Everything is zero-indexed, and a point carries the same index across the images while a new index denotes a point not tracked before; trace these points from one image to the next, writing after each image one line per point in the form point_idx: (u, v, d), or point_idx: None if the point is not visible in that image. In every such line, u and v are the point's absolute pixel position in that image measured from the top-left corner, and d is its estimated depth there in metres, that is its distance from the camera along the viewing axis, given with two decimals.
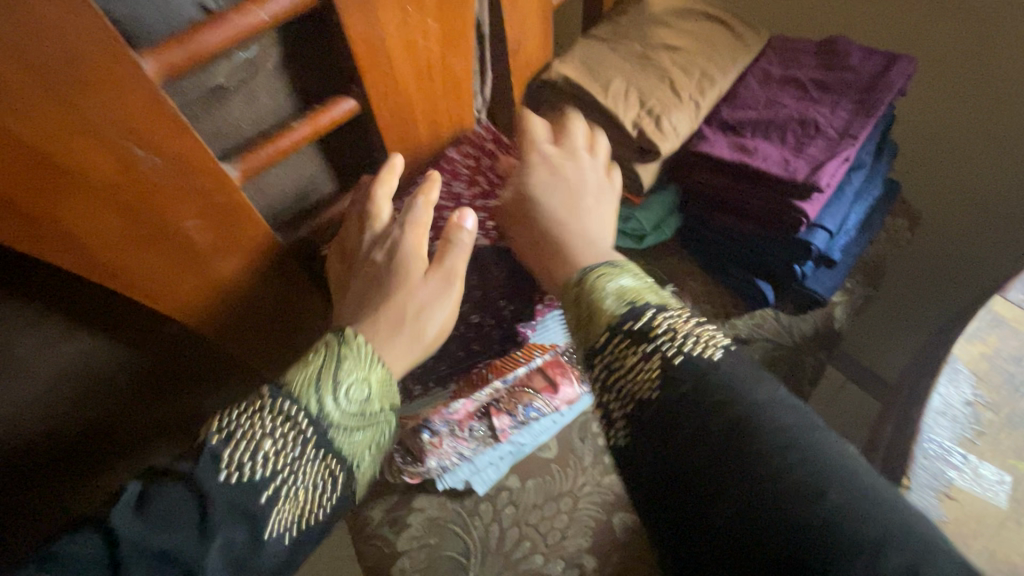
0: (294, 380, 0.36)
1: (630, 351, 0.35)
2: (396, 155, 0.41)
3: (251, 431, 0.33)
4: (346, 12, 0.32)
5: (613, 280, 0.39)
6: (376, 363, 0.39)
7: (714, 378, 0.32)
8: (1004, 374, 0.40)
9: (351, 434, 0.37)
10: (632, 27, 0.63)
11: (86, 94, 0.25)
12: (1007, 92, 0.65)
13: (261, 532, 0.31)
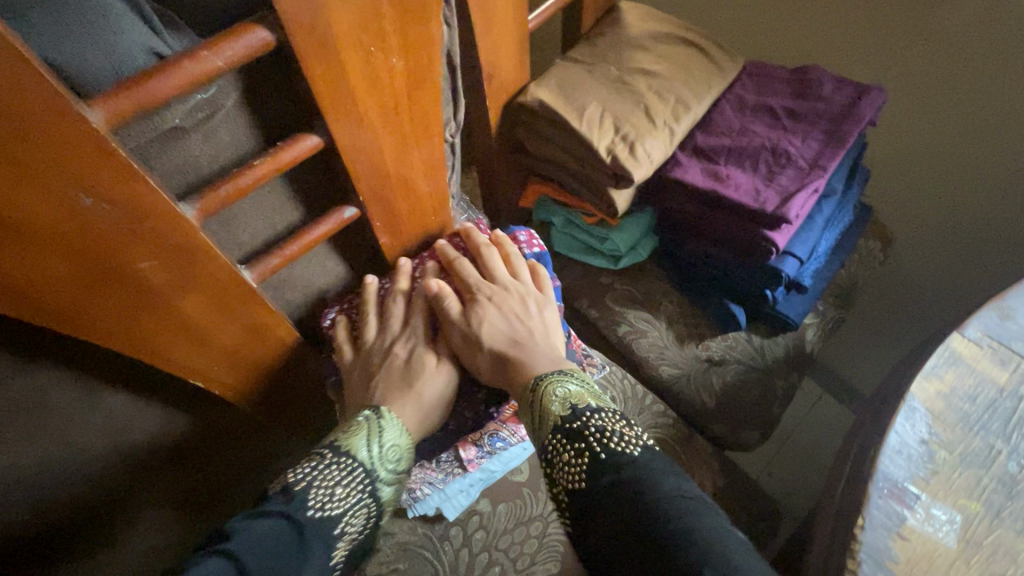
0: (350, 439, 0.44)
1: (560, 447, 0.42)
2: (349, 207, 0.43)
3: (331, 478, 0.42)
4: (306, 54, 0.31)
5: (559, 382, 0.44)
6: (405, 426, 0.47)
7: (631, 472, 0.39)
8: (959, 413, 0.40)
9: (388, 486, 0.45)
10: (609, 49, 0.63)
11: (28, 147, 0.25)
12: (975, 120, 0.67)
13: (330, 558, 0.40)
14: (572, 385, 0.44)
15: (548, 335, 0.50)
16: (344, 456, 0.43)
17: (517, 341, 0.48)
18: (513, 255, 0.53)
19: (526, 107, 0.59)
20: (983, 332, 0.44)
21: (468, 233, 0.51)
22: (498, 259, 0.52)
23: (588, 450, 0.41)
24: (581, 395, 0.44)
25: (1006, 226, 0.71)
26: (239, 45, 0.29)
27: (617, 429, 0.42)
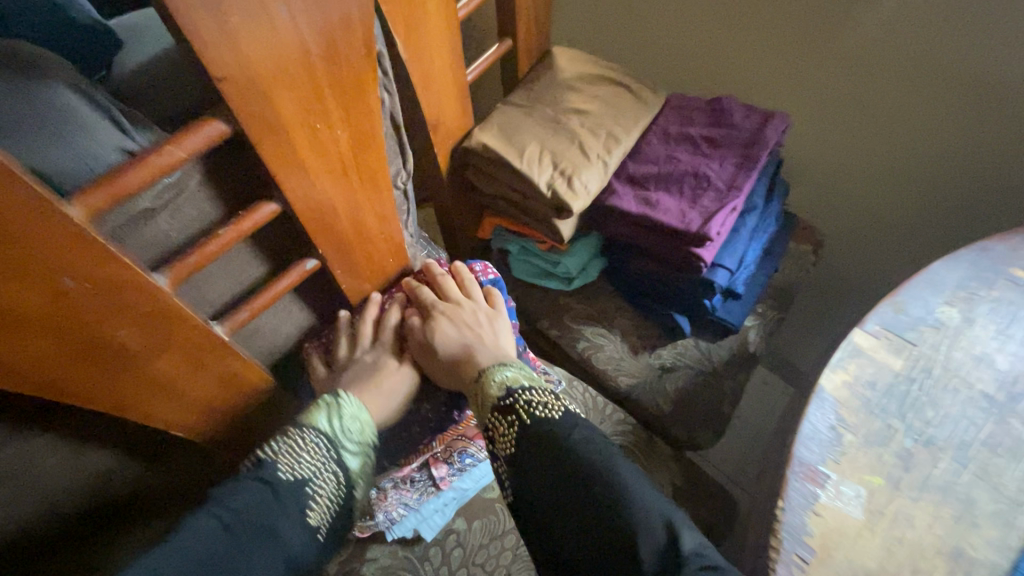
0: (311, 415, 0.47)
1: (496, 423, 0.46)
2: (311, 257, 0.47)
3: (294, 447, 0.45)
4: (259, 137, 0.36)
5: (497, 370, 0.49)
6: (361, 409, 0.49)
7: (553, 432, 0.44)
8: (863, 399, 0.46)
9: (355, 459, 0.48)
10: (544, 93, 0.69)
11: (17, 249, 0.29)
12: (877, 132, 0.75)
13: (307, 519, 0.44)
14: (508, 369, 0.49)
15: (500, 342, 0.54)
16: (306, 429, 0.46)
17: (469, 347, 0.52)
18: (468, 280, 0.57)
19: (472, 150, 0.65)
20: (880, 326, 0.50)
21: (427, 266, 0.57)
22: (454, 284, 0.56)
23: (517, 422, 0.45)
24: (515, 376, 0.48)
25: (917, 223, 0.79)
26: (199, 139, 0.33)
27: (544, 399, 0.46)
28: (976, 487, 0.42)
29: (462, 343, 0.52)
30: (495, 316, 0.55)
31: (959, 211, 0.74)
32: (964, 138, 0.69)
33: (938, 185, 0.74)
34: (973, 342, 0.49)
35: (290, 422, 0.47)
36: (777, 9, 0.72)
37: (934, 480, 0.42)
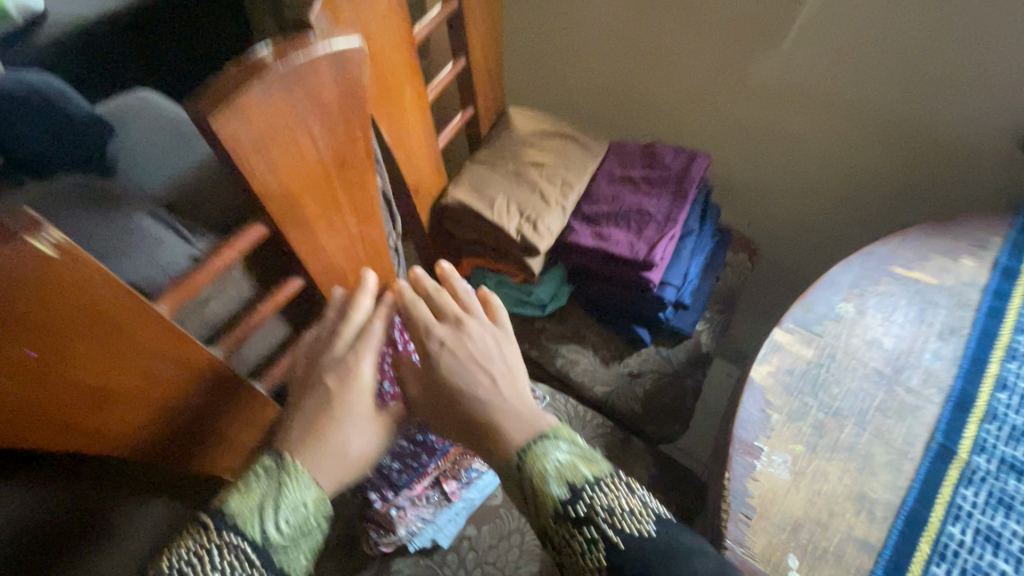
0: (236, 512, 0.41)
1: (573, 540, 0.44)
2: (338, 291, 0.51)
3: (201, 569, 0.38)
4: (289, 232, 0.45)
5: (545, 458, 0.46)
6: (311, 487, 0.44)
7: (640, 552, 0.43)
8: (784, 384, 0.58)
9: (289, 553, 0.42)
10: (505, 149, 0.81)
11: (139, 350, 0.38)
12: (786, 152, 0.90)
13: None
14: (560, 458, 0.46)
15: (513, 374, 0.52)
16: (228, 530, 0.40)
17: (481, 381, 0.50)
18: (465, 294, 0.55)
19: (448, 205, 0.75)
20: (794, 324, 0.62)
21: (418, 278, 0.55)
22: (450, 300, 0.54)
23: (599, 532, 0.44)
24: (572, 468, 0.46)
25: (829, 223, 0.94)
26: (247, 238, 0.42)
27: (613, 504, 0.45)
28: (873, 444, 0.54)
29: (469, 377, 0.50)
30: (502, 343, 0.54)
31: (860, 210, 0.90)
32: (853, 151, 0.84)
33: (841, 191, 0.89)
34: (866, 329, 0.62)
35: (203, 524, 0.40)
36: (694, 60, 0.86)
37: (841, 442, 0.54)
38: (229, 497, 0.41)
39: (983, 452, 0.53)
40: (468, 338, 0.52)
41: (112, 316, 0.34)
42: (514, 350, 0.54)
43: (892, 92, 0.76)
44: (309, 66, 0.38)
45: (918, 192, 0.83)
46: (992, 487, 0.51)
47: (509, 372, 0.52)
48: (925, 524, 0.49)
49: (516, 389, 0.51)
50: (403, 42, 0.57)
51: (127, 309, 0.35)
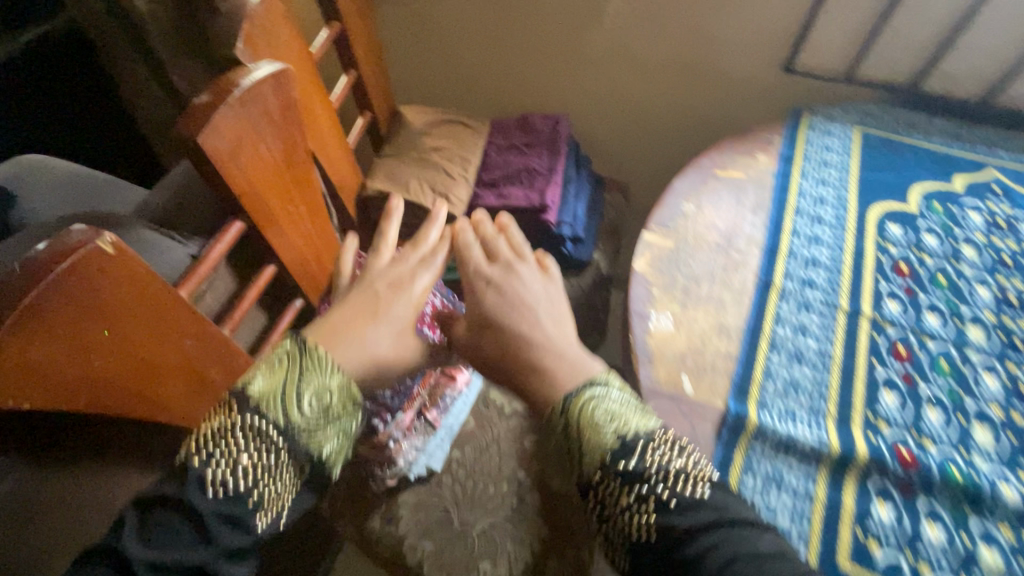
0: (261, 397, 0.47)
1: (623, 497, 0.50)
2: (393, 207, 0.70)
3: (225, 452, 0.44)
4: (263, 226, 0.57)
5: (592, 399, 0.56)
6: (333, 371, 0.51)
7: (698, 510, 0.49)
8: (658, 267, 0.79)
9: (312, 437, 0.48)
10: (406, 142, 0.95)
11: (171, 326, 0.48)
12: (628, 104, 1.14)
13: (248, 529, 0.44)
14: (614, 408, 0.55)
15: (550, 302, 0.65)
16: (251, 410, 0.46)
17: (517, 303, 0.63)
18: (521, 245, 0.71)
19: (370, 197, 0.88)
20: (658, 224, 0.84)
21: (482, 224, 0.71)
22: (504, 247, 0.70)
23: (652, 490, 0.50)
24: (624, 422, 0.54)
25: (672, 152, 1.20)
26: (231, 234, 0.53)
27: (673, 465, 0.51)
28: (723, 291, 0.76)
29: (504, 303, 0.63)
30: (547, 286, 0.67)
31: (690, 138, 1.17)
32: (673, 93, 1.10)
33: (673, 126, 1.15)
34: (704, 216, 0.84)
35: (232, 404, 0.46)
36: (541, 43, 1.07)
37: (701, 295, 0.75)
38: (252, 378, 0.48)
39: (789, 278, 0.77)
40: (511, 277, 0.66)
41: (152, 297, 0.45)
42: (559, 296, 0.67)
43: (688, 44, 1.01)
44: (257, 88, 0.50)
45: (723, 116, 1.11)
46: (797, 298, 0.75)
47: (543, 305, 0.64)
48: (761, 331, 0.72)
49: (550, 309, 0.64)
50: (305, 64, 0.69)
51: (160, 290, 0.45)
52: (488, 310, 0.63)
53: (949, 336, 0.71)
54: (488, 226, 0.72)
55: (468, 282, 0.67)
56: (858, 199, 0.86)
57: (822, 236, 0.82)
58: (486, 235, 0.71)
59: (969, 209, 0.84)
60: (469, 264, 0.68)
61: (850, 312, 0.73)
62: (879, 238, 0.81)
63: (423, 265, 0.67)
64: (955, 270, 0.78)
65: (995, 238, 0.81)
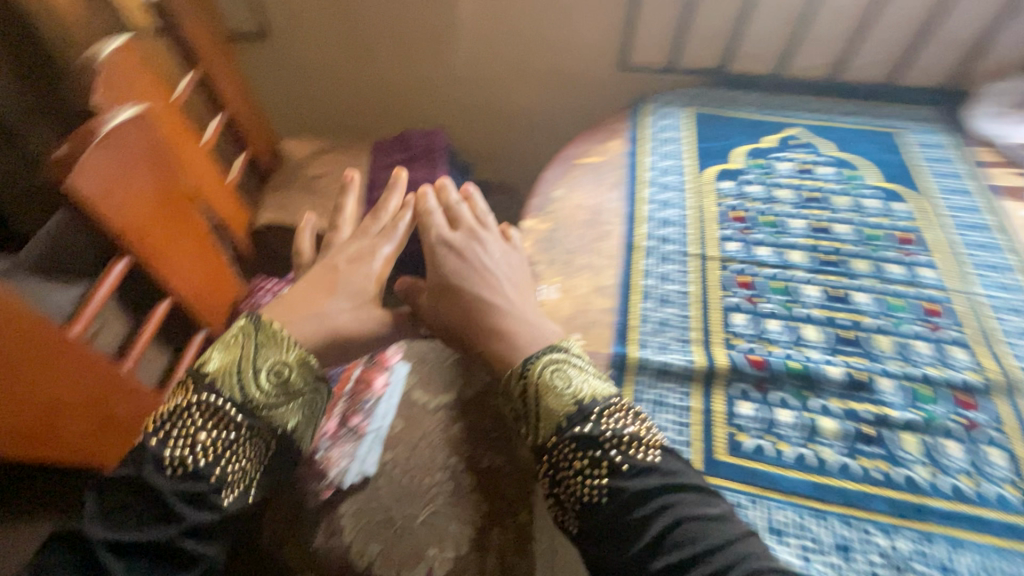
0: (219, 374, 0.58)
1: (578, 461, 0.59)
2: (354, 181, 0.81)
3: (185, 431, 0.54)
4: (148, 261, 0.60)
5: (551, 361, 0.66)
6: (289, 349, 0.63)
7: (643, 471, 0.58)
8: (540, 247, 0.89)
9: (267, 413, 0.59)
10: (291, 175, 1.00)
11: (64, 368, 0.53)
12: (496, 114, 1.27)
13: (214, 501, 0.53)
14: (575, 375, 0.65)
15: (502, 261, 0.79)
16: (209, 387, 0.57)
17: (471, 263, 0.77)
18: (483, 218, 0.84)
19: (263, 230, 0.91)
20: (535, 212, 0.95)
21: (446, 193, 0.84)
22: (466, 216, 0.83)
23: (604, 454, 0.59)
24: (581, 390, 0.63)
25: (546, 151, 1.34)
26: (117, 272, 0.56)
27: (626, 434, 0.60)
28: (598, 257, 0.87)
29: (459, 264, 0.77)
30: (504, 253, 0.81)
31: (557, 136, 1.31)
32: (534, 98, 1.24)
33: (541, 127, 1.29)
34: (573, 199, 0.96)
35: (193, 382, 0.57)
36: (405, 66, 1.18)
37: (580, 264, 0.86)
38: (212, 358, 0.59)
39: (648, 238, 0.90)
40: (470, 243, 0.79)
41: (37, 345, 0.49)
42: (514, 260, 0.81)
43: (538, 54, 1.16)
44: (118, 132, 0.53)
45: (580, 112, 1.26)
46: (658, 253, 0.88)
47: (496, 265, 0.78)
48: (633, 285, 0.84)
49: (502, 267, 0.77)
50: (171, 109, 0.72)
51: (45, 336, 0.50)
52: (446, 268, 0.77)
53: (777, 262, 0.87)
54: (453, 197, 0.85)
55: (428, 244, 0.80)
56: (695, 165, 1.02)
57: (670, 199, 0.96)
58: (450, 205, 0.84)
59: (780, 161, 1.03)
60: (431, 228, 0.81)
61: (700, 257, 0.88)
62: (716, 194, 0.97)
63: (387, 237, 0.80)
64: (776, 210, 0.95)
65: (801, 179, 1.00)
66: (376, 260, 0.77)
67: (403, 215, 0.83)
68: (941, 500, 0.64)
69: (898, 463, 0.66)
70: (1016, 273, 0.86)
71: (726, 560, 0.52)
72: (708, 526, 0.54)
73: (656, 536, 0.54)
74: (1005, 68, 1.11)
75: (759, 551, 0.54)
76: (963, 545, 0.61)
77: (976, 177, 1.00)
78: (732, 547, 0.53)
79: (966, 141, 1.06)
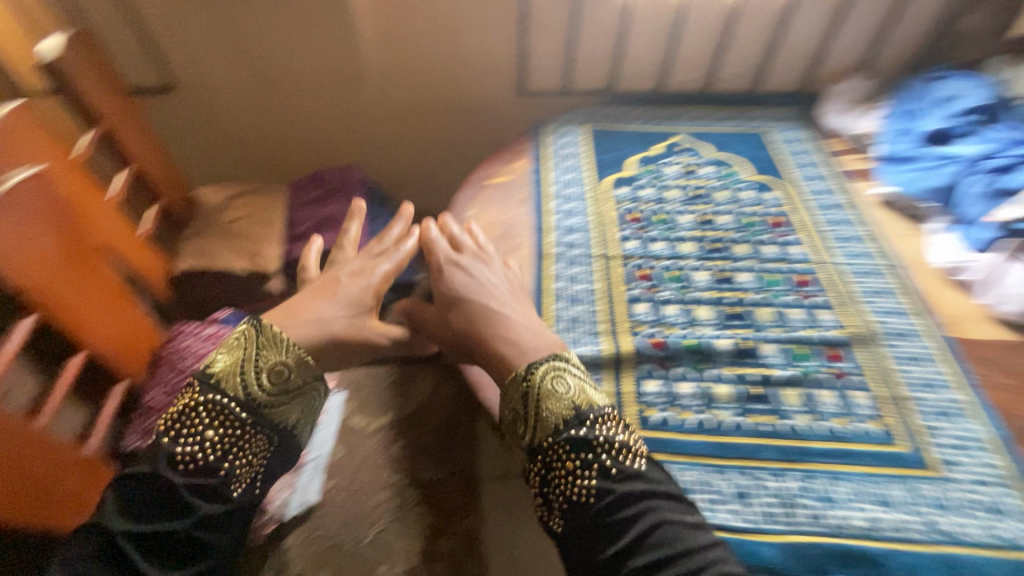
0: (223, 376, 0.68)
1: (569, 462, 0.65)
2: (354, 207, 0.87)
3: (196, 430, 0.64)
4: (57, 314, 0.61)
5: (554, 369, 0.72)
6: (286, 350, 0.72)
7: (630, 475, 0.64)
8: None
9: (267, 411, 0.70)
10: (207, 221, 1.02)
11: None
12: (410, 145, 1.36)
13: (223, 491, 0.64)
14: (572, 382, 0.71)
15: (502, 277, 0.86)
16: (215, 388, 0.67)
17: (473, 279, 0.84)
18: (483, 243, 0.91)
19: (182, 276, 0.92)
20: None
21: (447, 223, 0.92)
22: (467, 241, 0.90)
23: (595, 457, 0.65)
24: (579, 396, 0.70)
25: (458, 173, 1.46)
26: (27, 327, 0.57)
27: (616, 439, 0.66)
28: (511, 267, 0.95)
29: (462, 280, 0.83)
30: (503, 272, 0.87)
31: (469, 158, 1.42)
32: (442, 128, 1.34)
33: (452, 153, 1.41)
34: (484, 217, 1.04)
35: (201, 383, 0.66)
36: (317, 108, 1.24)
37: None
38: (220, 358, 0.69)
39: (557, 245, 0.99)
40: (471, 263, 0.86)
41: None
42: (513, 277, 0.87)
43: (441, 88, 1.27)
44: (17, 193, 0.55)
45: (487, 137, 1.38)
46: (565, 258, 0.97)
47: (496, 282, 0.85)
48: (544, 288, 0.92)
49: (503, 282, 0.84)
50: (74, 169, 0.74)
51: None
52: (451, 284, 0.83)
53: (670, 254, 0.97)
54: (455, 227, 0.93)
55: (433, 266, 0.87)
56: (594, 176, 1.13)
57: (573, 209, 1.06)
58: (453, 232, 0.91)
59: (668, 165, 1.15)
60: (435, 252, 0.88)
61: (603, 257, 0.97)
62: (614, 201, 1.08)
63: (394, 257, 0.87)
64: (666, 209, 1.06)
65: (687, 180, 1.12)
66: (375, 273, 0.83)
67: (406, 241, 0.90)
68: (819, 441, 0.73)
69: (782, 415, 0.76)
70: (865, 242, 1.01)
71: (698, 563, 0.57)
72: (686, 530, 0.59)
73: (636, 536, 0.59)
74: (845, 71, 1.28)
75: (725, 549, 0.59)
76: (840, 476, 0.70)
77: (829, 164, 1.16)
78: (704, 551, 0.58)
79: (819, 135, 1.23)
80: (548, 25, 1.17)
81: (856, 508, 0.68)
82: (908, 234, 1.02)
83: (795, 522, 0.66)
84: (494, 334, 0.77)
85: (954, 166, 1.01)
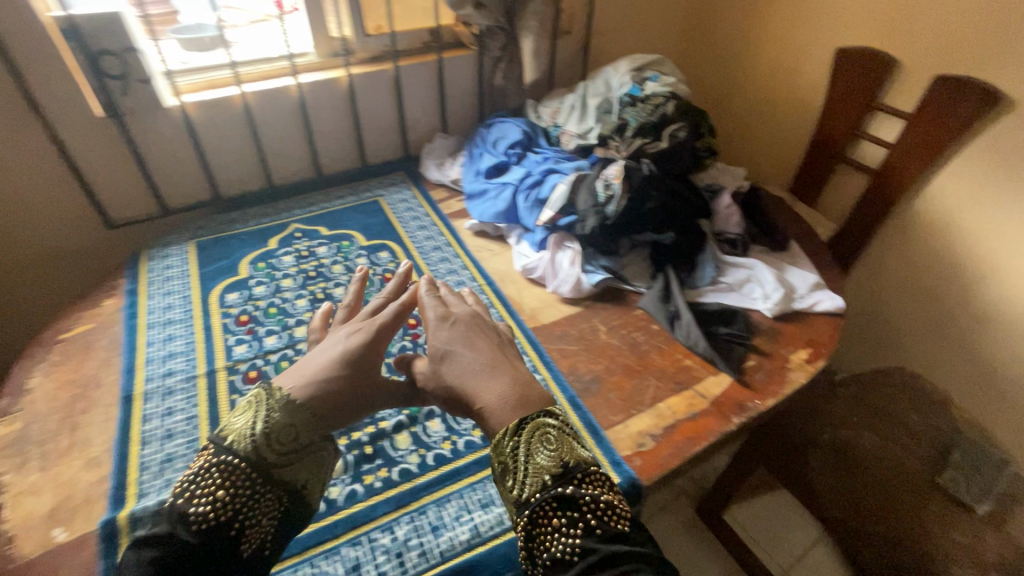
0: (233, 436, 0.63)
1: (555, 518, 0.57)
2: (357, 277, 0.86)
3: (205, 489, 0.58)
4: None
5: (544, 420, 0.63)
6: (293, 405, 0.65)
7: (616, 534, 0.56)
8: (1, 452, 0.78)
9: (280, 468, 0.63)
10: None
11: None
12: None
13: (236, 553, 0.57)
14: (560, 432, 0.63)
15: (488, 328, 0.76)
16: (225, 447, 0.61)
17: (454, 332, 0.74)
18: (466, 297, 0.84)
19: None
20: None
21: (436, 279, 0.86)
22: (455, 293, 0.83)
23: (582, 516, 0.57)
24: (570, 444, 0.63)
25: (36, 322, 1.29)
26: None
27: (603, 496, 0.59)
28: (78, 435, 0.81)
29: (447, 330, 0.74)
30: (487, 325, 0.77)
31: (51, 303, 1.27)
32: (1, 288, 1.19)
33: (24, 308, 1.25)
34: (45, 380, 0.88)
35: (212, 444, 0.62)
36: None
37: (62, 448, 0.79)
38: (233, 420, 0.64)
39: (149, 380, 0.88)
40: (459, 315, 0.77)
41: None
42: (497, 334, 0.76)
43: None
44: None
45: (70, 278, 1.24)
46: (160, 392, 0.87)
47: (480, 335, 0.74)
48: (132, 437, 0.80)
49: (491, 337, 0.74)
50: None
51: None
52: (439, 331, 0.74)
53: (283, 343, 0.95)
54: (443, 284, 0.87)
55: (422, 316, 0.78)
56: (200, 290, 1.06)
57: (175, 331, 0.97)
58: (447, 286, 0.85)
59: (283, 256, 1.15)
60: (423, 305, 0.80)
61: (207, 373, 0.90)
62: (222, 309, 1.02)
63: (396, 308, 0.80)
64: (281, 299, 1.04)
65: (301, 264, 1.13)
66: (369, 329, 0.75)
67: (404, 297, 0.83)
68: (429, 473, 0.76)
69: (393, 463, 0.77)
70: (464, 270, 1.15)
71: None
72: None
73: None
74: (432, 132, 1.49)
75: None
76: (447, 500, 0.73)
77: (433, 212, 1.31)
78: None
79: (425, 189, 1.40)
80: (102, 152, 1.11)
81: (461, 523, 0.71)
82: (499, 252, 1.20)
83: (406, 569, 0.66)
84: (476, 388, 0.66)
85: (510, 190, 1.19)
